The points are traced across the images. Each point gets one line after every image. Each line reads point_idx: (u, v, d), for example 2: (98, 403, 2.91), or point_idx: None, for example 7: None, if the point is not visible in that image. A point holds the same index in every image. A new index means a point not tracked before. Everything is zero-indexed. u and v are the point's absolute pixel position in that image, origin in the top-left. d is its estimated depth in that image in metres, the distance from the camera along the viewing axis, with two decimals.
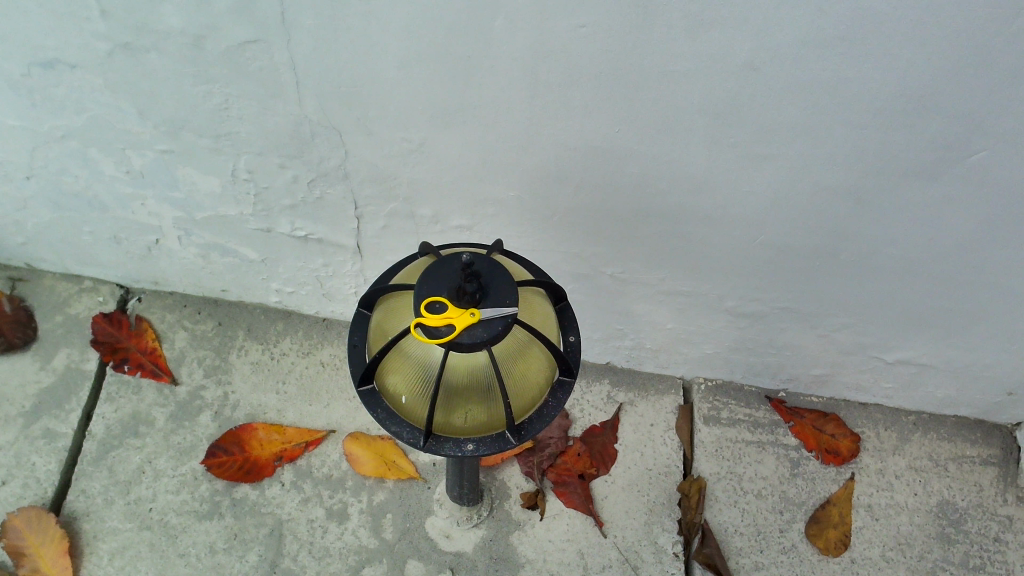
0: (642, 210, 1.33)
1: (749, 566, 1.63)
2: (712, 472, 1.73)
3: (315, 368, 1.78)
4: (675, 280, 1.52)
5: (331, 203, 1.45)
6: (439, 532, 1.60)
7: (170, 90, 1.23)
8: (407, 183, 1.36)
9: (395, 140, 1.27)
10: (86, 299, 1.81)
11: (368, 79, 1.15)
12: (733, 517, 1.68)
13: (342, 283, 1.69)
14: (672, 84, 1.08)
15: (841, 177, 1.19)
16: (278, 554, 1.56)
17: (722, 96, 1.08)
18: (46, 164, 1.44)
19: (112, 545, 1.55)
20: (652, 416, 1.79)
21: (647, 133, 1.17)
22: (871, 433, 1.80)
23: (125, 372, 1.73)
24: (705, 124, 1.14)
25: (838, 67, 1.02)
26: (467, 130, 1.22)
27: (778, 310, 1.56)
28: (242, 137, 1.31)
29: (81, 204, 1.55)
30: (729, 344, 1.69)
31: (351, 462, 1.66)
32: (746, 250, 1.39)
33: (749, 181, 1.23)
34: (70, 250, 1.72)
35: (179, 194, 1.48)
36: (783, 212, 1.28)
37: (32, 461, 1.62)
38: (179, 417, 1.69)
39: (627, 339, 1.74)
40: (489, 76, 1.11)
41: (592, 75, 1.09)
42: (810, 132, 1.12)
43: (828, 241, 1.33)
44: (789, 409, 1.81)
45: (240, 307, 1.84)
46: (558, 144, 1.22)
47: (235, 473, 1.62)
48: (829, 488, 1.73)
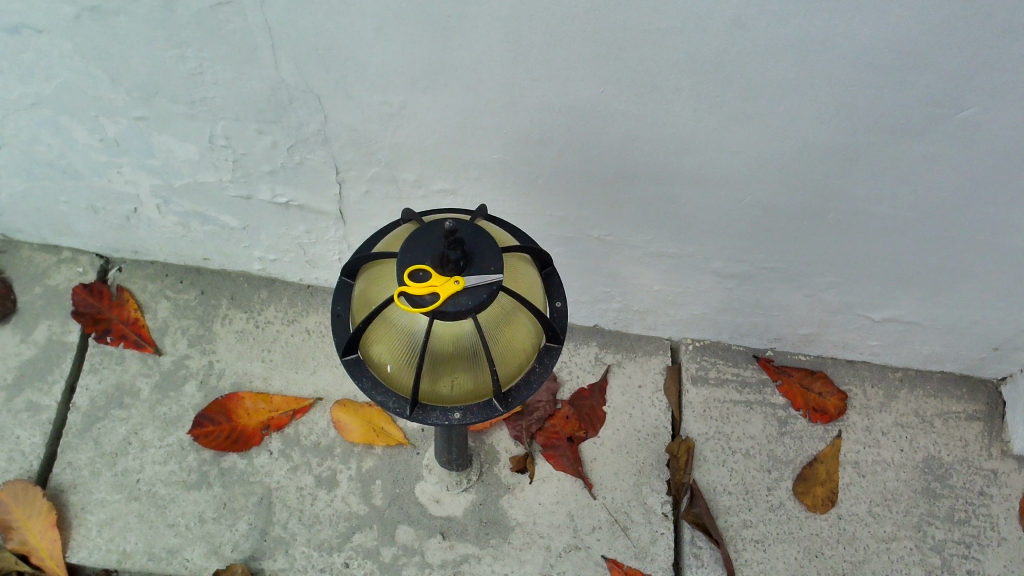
0: (627, 170, 1.31)
1: (737, 525, 1.64)
2: (700, 432, 1.73)
3: (301, 335, 1.76)
4: (662, 242, 1.50)
5: (311, 169, 1.42)
6: (429, 497, 1.60)
7: (141, 55, 1.20)
8: (388, 147, 1.34)
9: (375, 103, 1.24)
10: (65, 270, 1.76)
11: (344, 42, 1.12)
12: (721, 476, 1.69)
13: (325, 250, 1.66)
14: (658, 43, 1.06)
15: (828, 137, 1.18)
16: (268, 522, 1.56)
17: (710, 52, 1.06)
18: (18, 132, 1.40)
19: (101, 517, 1.55)
20: (640, 377, 1.77)
21: (631, 94, 1.15)
22: (858, 390, 1.81)
23: (108, 343, 1.70)
24: (691, 84, 1.12)
25: (828, 24, 0.99)
26: (449, 92, 1.19)
27: (765, 271, 1.55)
28: (218, 102, 1.28)
29: (55, 173, 1.51)
30: (717, 305, 1.68)
31: (339, 429, 1.65)
32: (733, 210, 1.37)
33: (737, 140, 1.21)
34: (46, 220, 1.68)
35: (156, 161, 1.45)
36: (770, 170, 1.26)
37: (16, 434, 1.60)
38: (164, 387, 1.67)
39: (615, 301, 1.72)
40: (469, 34, 1.08)
41: (575, 35, 1.06)
42: (798, 92, 1.10)
43: (815, 199, 1.32)
44: (776, 368, 1.80)
45: (222, 276, 1.80)
46: (541, 105, 1.19)
47: (222, 443, 1.61)
48: (816, 446, 1.74)
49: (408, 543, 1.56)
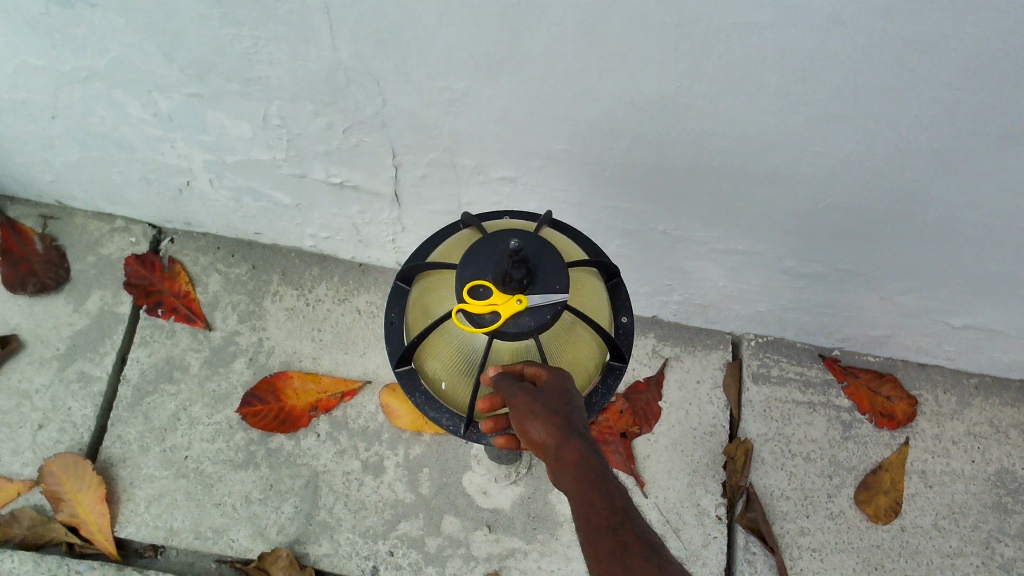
0: (700, 167, 1.23)
1: (794, 532, 1.59)
2: (759, 433, 1.66)
3: (351, 315, 1.72)
4: (731, 238, 1.42)
5: (367, 151, 1.36)
6: (477, 488, 1.57)
7: (195, 33, 1.14)
8: (448, 133, 1.27)
9: (436, 89, 1.17)
10: (118, 240, 1.74)
11: (407, 26, 1.05)
12: (779, 480, 1.62)
13: (378, 230, 1.62)
14: (744, 38, 0.97)
15: (924, 140, 1.09)
16: (313, 506, 1.55)
17: (800, 49, 0.97)
18: (71, 104, 1.37)
19: (148, 492, 1.54)
20: (698, 372, 1.70)
21: (712, 89, 1.07)
22: (929, 396, 1.71)
23: (158, 316, 1.69)
24: (779, 81, 1.03)
25: (939, 23, 0.90)
26: (514, 80, 1.12)
27: (840, 272, 1.47)
28: (273, 81, 1.22)
29: (108, 144, 1.48)
30: (785, 303, 1.60)
31: (387, 414, 1.62)
32: (812, 209, 1.29)
33: (823, 140, 1.12)
34: (99, 190, 1.65)
35: (210, 138, 1.40)
36: (857, 172, 1.18)
37: (68, 405, 1.60)
38: (214, 363, 1.66)
39: (676, 294, 1.64)
40: (541, 22, 1.00)
41: (655, 27, 0.98)
42: (895, 92, 1.01)
43: (902, 203, 1.23)
44: (843, 369, 1.72)
45: (274, 251, 1.77)
46: (612, 97, 1.12)
47: (270, 424, 1.59)
48: (881, 453, 1.66)
49: (454, 534, 1.54)
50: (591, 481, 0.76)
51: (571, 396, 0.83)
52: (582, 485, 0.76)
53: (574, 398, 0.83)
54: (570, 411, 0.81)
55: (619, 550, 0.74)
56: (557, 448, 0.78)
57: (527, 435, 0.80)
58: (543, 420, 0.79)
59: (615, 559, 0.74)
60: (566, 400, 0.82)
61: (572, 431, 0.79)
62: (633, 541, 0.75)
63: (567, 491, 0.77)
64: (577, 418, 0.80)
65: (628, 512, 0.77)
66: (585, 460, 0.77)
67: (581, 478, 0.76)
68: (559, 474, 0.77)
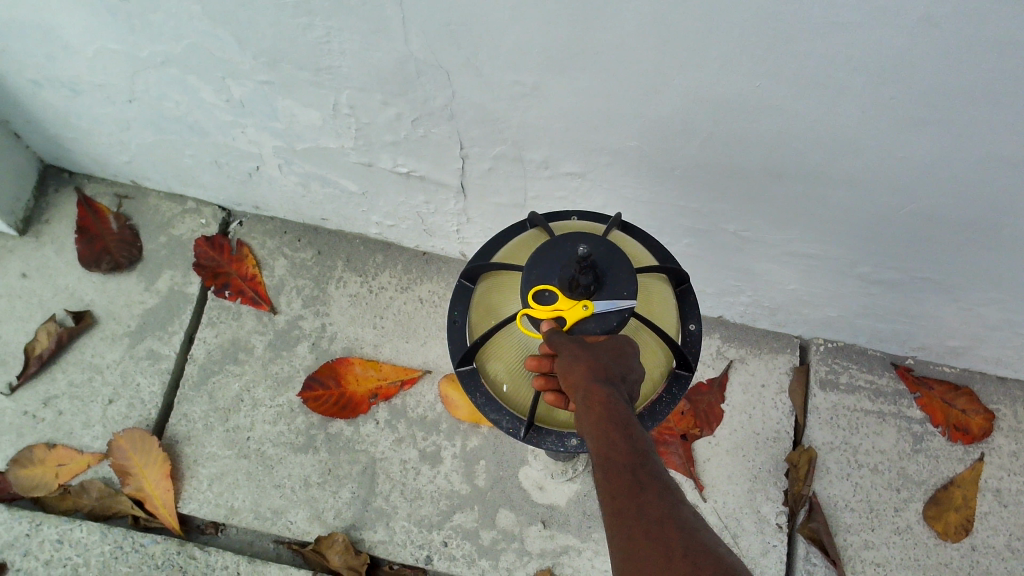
0: (775, 168, 1.19)
1: (857, 545, 1.54)
2: (825, 441, 1.61)
3: (413, 304, 1.73)
4: (805, 241, 1.37)
5: (435, 142, 1.36)
6: (532, 483, 1.57)
7: (268, 22, 1.14)
8: (517, 126, 1.25)
9: (507, 83, 1.15)
10: (189, 221, 1.77)
11: (479, 19, 1.03)
12: (844, 491, 1.58)
13: (443, 220, 1.61)
14: (829, 38, 0.93)
15: (1019, 149, 1.03)
16: (370, 492, 1.56)
17: (890, 49, 0.92)
18: (147, 88, 1.39)
19: (211, 471, 1.58)
20: (764, 376, 1.66)
21: (793, 89, 1.02)
22: (1007, 411, 1.64)
23: (225, 298, 1.71)
24: (865, 83, 0.98)
25: None
26: (587, 76, 1.09)
27: (919, 280, 1.41)
28: (344, 71, 1.22)
29: (181, 128, 1.50)
30: (858, 309, 1.54)
31: (445, 405, 1.62)
32: (893, 216, 1.24)
33: (909, 145, 1.07)
34: (172, 171, 1.68)
35: (280, 124, 1.41)
36: (944, 179, 1.12)
37: (137, 382, 1.64)
38: (278, 346, 1.68)
39: (744, 295, 1.60)
40: (617, 18, 0.97)
41: (737, 25, 0.94)
42: (991, 97, 0.96)
43: (990, 212, 1.17)
44: (916, 379, 1.66)
45: (339, 237, 1.78)
46: (688, 95, 1.08)
47: (330, 409, 1.61)
48: (954, 468, 1.60)
49: (508, 528, 1.54)
50: (616, 424, 0.74)
51: (616, 347, 0.80)
52: (606, 428, 0.74)
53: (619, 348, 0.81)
54: (609, 357, 0.78)
55: (633, 489, 0.73)
56: (588, 387, 0.76)
57: (562, 376, 0.78)
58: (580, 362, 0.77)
59: (630, 497, 0.73)
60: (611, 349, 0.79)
61: (605, 375, 0.76)
62: (649, 482, 0.74)
63: (589, 430, 0.75)
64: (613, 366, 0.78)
65: (648, 457, 0.75)
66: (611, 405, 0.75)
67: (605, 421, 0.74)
68: (585, 413, 0.76)
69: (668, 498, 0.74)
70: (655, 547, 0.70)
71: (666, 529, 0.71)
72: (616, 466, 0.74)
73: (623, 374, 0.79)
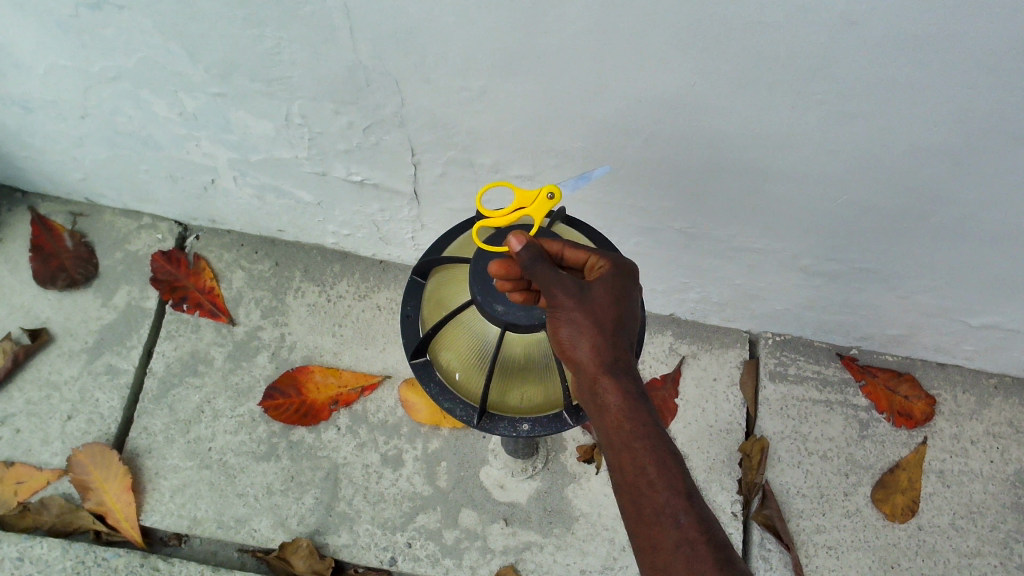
0: (714, 165, 1.25)
1: (810, 529, 1.59)
2: (776, 431, 1.66)
3: (372, 312, 1.75)
4: (747, 236, 1.43)
5: (387, 150, 1.39)
6: (494, 482, 1.59)
7: (218, 34, 1.17)
8: (466, 131, 1.29)
9: (454, 88, 1.19)
10: (145, 236, 1.78)
11: (425, 26, 1.07)
12: (796, 478, 1.63)
13: (399, 228, 1.65)
14: (756, 37, 0.98)
15: (939, 139, 1.09)
16: (333, 498, 1.58)
17: (814, 45, 0.97)
18: (100, 103, 1.40)
19: (173, 482, 1.58)
20: (715, 370, 1.71)
21: (726, 88, 1.08)
22: (948, 395, 1.71)
23: (184, 311, 1.72)
24: (792, 78, 1.03)
25: (950, 20, 0.90)
26: (531, 79, 1.14)
27: (858, 270, 1.47)
28: (296, 81, 1.25)
29: (135, 143, 1.51)
30: (802, 301, 1.60)
31: (407, 409, 1.65)
32: (828, 208, 1.29)
33: (836, 139, 1.13)
34: (127, 187, 1.69)
35: (234, 136, 1.43)
36: (873, 171, 1.18)
37: (96, 397, 1.64)
38: (237, 357, 1.69)
39: (693, 292, 1.65)
40: (555, 22, 1.02)
41: (668, 26, 0.99)
42: (908, 91, 1.02)
43: (918, 201, 1.23)
44: (861, 368, 1.72)
45: (296, 248, 1.80)
46: (627, 96, 1.13)
47: (292, 417, 1.62)
48: (899, 452, 1.66)
49: (471, 527, 1.56)
50: (632, 433, 0.80)
51: (615, 308, 0.84)
52: (623, 433, 0.81)
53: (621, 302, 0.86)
54: (615, 328, 0.83)
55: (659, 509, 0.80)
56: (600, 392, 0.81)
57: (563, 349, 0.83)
58: (587, 340, 0.82)
59: (655, 515, 0.80)
60: (609, 313, 0.84)
61: (612, 365, 0.82)
62: (674, 501, 0.80)
63: (608, 436, 0.82)
64: (622, 344, 0.83)
65: (670, 467, 0.81)
66: (631, 408, 0.81)
67: (626, 426, 0.81)
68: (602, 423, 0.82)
69: (691, 511, 0.80)
70: (677, 547, 0.79)
71: (689, 539, 0.79)
72: (636, 466, 0.80)
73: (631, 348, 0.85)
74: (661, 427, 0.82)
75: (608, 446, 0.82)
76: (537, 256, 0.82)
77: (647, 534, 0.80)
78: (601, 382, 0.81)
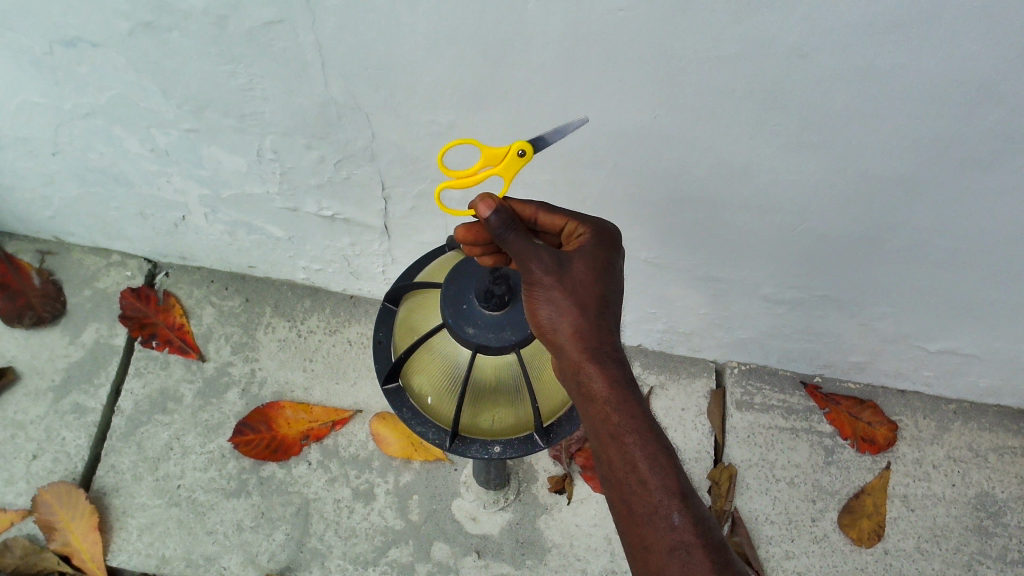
0: (677, 195, 1.29)
1: (779, 556, 1.61)
2: (743, 459, 1.69)
3: (342, 346, 1.76)
4: (710, 265, 1.47)
5: (358, 184, 1.41)
6: (466, 515, 1.60)
7: (191, 70, 1.19)
8: (435, 165, 1.32)
9: (423, 122, 1.22)
10: (114, 274, 1.78)
11: (394, 61, 1.11)
12: (764, 505, 1.65)
13: (370, 262, 1.67)
14: (713, 71, 1.03)
15: (889, 168, 1.14)
16: (304, 533, 1.57)
17: (769, 79, 1.02)
18: (71, 140, 1.42)
19: (141, 521, 1.56)
20: (683, 400, 1.75)
21: (686, 120, 1.12)
22: (909, 421, 1.75)
23: (153, 348, 1.72)
24: (749, 111, 1.08)
25: (894, 55, 0.95)
26: (499, 113, 1.17)
27: (818, 298, 1.51)
28: (267, 116, 1.27)
29: (106, 180, 1.52)
30: (766, 330, 1.64)
31: (378, 442, 1.65)
32: (788, 236, 1.34)
33: (792, 169, 1.18)
34: (97, 225, 1.69)
35: (206, 172, 1.45)
36: (828, 199, 1.23)
37: (62, 436, 1.62)
38: (207, 394, 1.68)
39: (659, 322, 1.69)
40: (521, 56, 1.06)
41: (629, 60, 1.03)
42: (858, 122, 1.07)
43: (873, 228, 1.28)
44: (824, 396, 1.76)
45: (267, 284, 1.81)
46: (591, 128, 1.17)
47: (262, 452, 1.62)
48: (863, 477, 1.69)
49: (443, 560, 1.56)
50: (623, 431, 0.84)
51: (591, 287, 0.88)
52: (614, 429, 0.84)
53: (592, 273, 0.89)
54: (592, 308, 0.86)
55: (647, 505, 0.85)
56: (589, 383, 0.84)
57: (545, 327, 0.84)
58: (568, 323, 0.84)
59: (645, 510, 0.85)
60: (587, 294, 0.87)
61: (599, 355, 0.85)
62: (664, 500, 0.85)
63: (598, 427, 0.85)
64: (602, 329, 0.86)
65: (657, 462, 0.85)
66: (617, 403, 0.84)
67: (614, 424, 0.84)
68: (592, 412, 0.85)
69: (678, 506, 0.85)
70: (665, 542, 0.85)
71: (676, 534, 0.85)
72: (627, 462, 0.85)
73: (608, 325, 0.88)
74: (647, 416, 0.86)
75: (596, 432, 0.86)
76: (509, 227, 0.83)
77: (639, 532, 0.86)
78: (586, 374, 0.84)
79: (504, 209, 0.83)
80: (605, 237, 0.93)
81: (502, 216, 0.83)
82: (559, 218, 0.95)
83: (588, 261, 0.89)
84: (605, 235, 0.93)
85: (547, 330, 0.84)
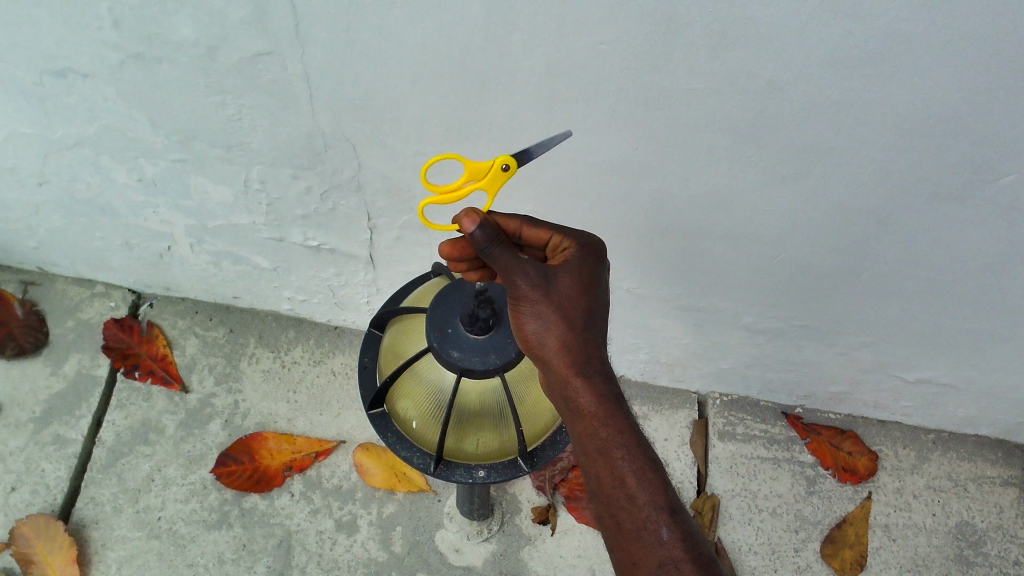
0: (657, 226, 1.31)
1: None
2: (726, 489, 1.70)
3: (326, 377, 1.76)
4: (691, 295, 1.49)
5: (343, 214, 1.43)
6: (449, 546, 1.59)
7: (180, 101, 1.21)
8: (420, 195, 1.34)
9: (409, 153, 1.25)
10: (98, 304, 1.78)
11: (380, 92, 1.13)
12: (747, 535, 1.65)
13: (355, 292, 1.68)
14: (692, 104, 1.05)
15: (864, 199, 1.17)
16: (286, 566, 1.56)
17: (746, 112, 1.05)
18: (58, 171, 1.43)
19: (120, 554, 1.54)
20: (666, 431, 1.76)
21: (666, 151, 1.15)
22: (889, 451, 1.77)
23: (135, 378, 1.71)
24: (727, 143, 1.11)
25: (865, 89, 0.98)
26: (483, 144, 1.20)
27: (797, 328, 1.53)
28: (255, 147, 1.29)
29: (92, 210, 1.53)
30: (746, 360, 1.66)
31: (361, 474, 1.64)
32: (766, 266, 1.36)
33: (770, 200, 1.20)
34: (81, 255, 1.70)
35: (192, 203, 1.46)
36: (805, 229, 1.25)
37: (42, 468, 1.60)
38: (189, 425, 1.68)
39: (642, 353, 1.71)
40: (505, 89, 1.08)
41: (610, 92, 1.06)
42: (832, 154, 1.09)
43: (850, 259, 1.31)
44: (805, 426, 1.78)
45: (251, 315, 1.82)
46: (574, 160, 1.20)
47: (244, 483, 1.61)
48: (845, 507, 1.70)
49: None
50: (611, 443, 0.86)
51: (578, 303, 0.89)
52: (601, 443, 0.86)
53: (578, 288, 0.90)
54: (578, 322, 0.88)
55: (637, 518, 0.86)
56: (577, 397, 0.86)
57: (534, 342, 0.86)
58: (556, 338, 0.86)
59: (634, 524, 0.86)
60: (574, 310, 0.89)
61: (588, 370, 0.87)
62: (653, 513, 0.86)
63: (586, 442, 0.86)
64: (588, 343, 0.88)
65: (645, 476, 0.87)
66: (604, 417, 0.86)
67: (602, 440, 0.85)
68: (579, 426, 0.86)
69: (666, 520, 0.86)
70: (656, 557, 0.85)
71: (668, 549, 0.86)
72: (615, 477, 0.86)
73: (595, 339, 0.90)
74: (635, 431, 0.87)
75: (583, 447, 0.87)
76: (494, 243, 0.84)
77: (629, 548, 0.87)
78: (573, 389, 0.86)
79: (489, 224, 0.84)
80: (590, 251, 0.95)
81: (488, 231, 0.84)
82: (543, 232, 0.96)
83: (575, 276, 0.91)
84: (589, 249, 0.95)
85: (534, 344, 0.86)
